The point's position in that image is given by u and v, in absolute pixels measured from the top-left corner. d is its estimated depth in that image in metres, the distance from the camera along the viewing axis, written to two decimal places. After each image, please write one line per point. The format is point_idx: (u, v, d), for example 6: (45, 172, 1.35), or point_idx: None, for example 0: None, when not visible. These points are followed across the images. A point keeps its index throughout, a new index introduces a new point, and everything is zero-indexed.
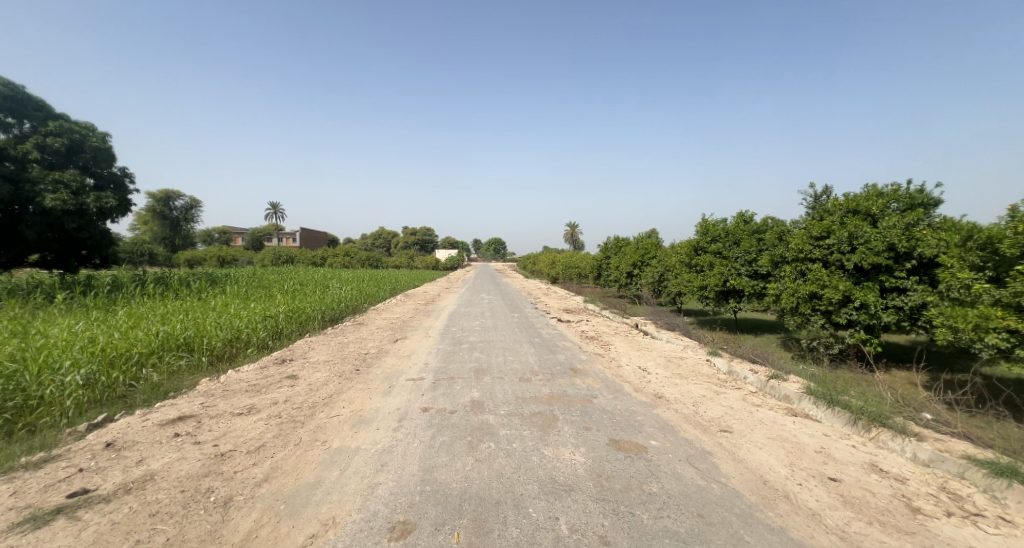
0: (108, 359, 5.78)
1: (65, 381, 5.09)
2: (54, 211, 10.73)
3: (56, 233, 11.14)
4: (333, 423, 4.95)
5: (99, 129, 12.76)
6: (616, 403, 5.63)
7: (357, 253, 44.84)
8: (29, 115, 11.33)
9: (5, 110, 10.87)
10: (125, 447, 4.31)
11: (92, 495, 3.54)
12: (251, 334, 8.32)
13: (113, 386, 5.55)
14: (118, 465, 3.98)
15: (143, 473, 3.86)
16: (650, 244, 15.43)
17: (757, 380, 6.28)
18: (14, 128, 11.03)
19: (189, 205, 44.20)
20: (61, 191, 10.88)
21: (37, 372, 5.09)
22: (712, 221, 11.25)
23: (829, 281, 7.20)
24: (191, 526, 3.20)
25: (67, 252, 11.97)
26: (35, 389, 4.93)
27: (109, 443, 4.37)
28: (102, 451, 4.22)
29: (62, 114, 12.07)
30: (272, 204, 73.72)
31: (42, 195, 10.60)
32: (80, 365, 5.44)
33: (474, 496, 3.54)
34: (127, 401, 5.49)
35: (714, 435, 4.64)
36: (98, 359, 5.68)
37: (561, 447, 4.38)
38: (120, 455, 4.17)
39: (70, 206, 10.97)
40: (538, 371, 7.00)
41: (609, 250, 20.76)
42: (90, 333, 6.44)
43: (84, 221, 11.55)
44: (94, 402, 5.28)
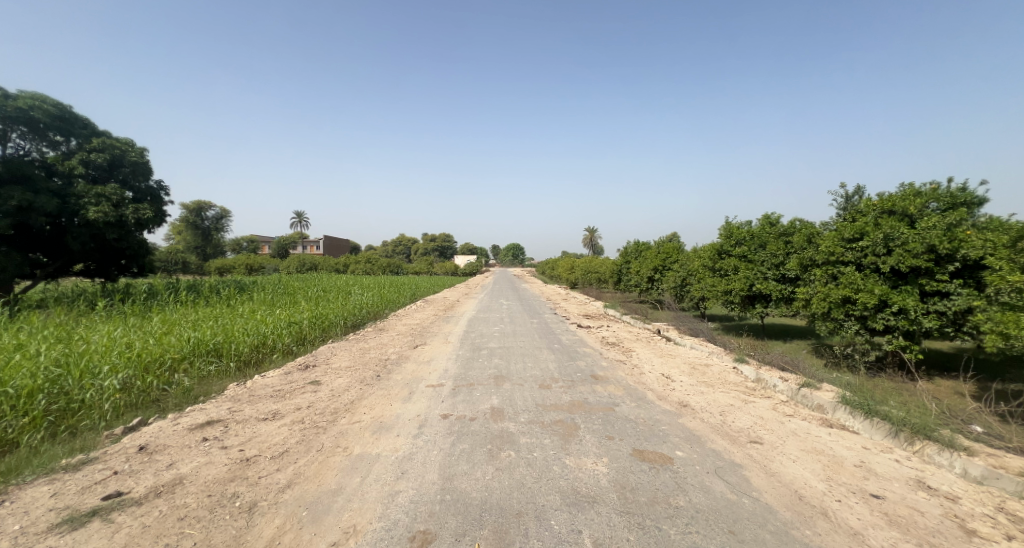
0: (143, 365, 5.96)
1: (104, 385, 5.23)
2: (96, 222, 11.13)
3: (97, 244, 11.57)
4: (354, 429, 4.94)
5: (137, 145, 13.25)
6: (639, 412, 5.48)
7: (378, 260, 45.50)
8: (76, 132, 11.79)
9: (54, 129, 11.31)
10: (156, 450, 4.39)
11: (125, 498, 3.59)
12: (277, 339, 8.46)
13: (147, 390, 5.71)
14: (150, 468, 4.04)
15: (173, 476, 3.92)
16: (671, 248, 15.21)
17: (787, 388, 6.04)
18: (62, 146, 11.46)
19: (218, 215, 45.36)
20: (103, 203, 11.29)
21: (78, 377, 5.25)
22: (736, 223, 10.96)
23: (864, 285, 6.93)
24: (218, 531, 3.22)
25: (107, 261, 12.43)
26: (76, 392, 5.07)
27: (142, 446, 4.46)
28: (135, 455, 4.30)
29: (104, 131, 12.58)
30: (296, 215, 76.03)
31: (86, 208, 11.00)
32: (118, 371, 5.60)
33: (494, 506, 3.47)
34: (160, 405, 5.63)
35: (744, 447, 4.46)
36: (134, 364, 5.85)
37: (583, 457, 4.28)
38: (152, 458, 4.24)
39: (111, 218, 11.37)
40: (558, 379, 6.90)
41: (629, 254, 20.45)
42: (126, 340, 6.60)
43: (124, 232, 11.96)
44: (130, 405, 5.43)
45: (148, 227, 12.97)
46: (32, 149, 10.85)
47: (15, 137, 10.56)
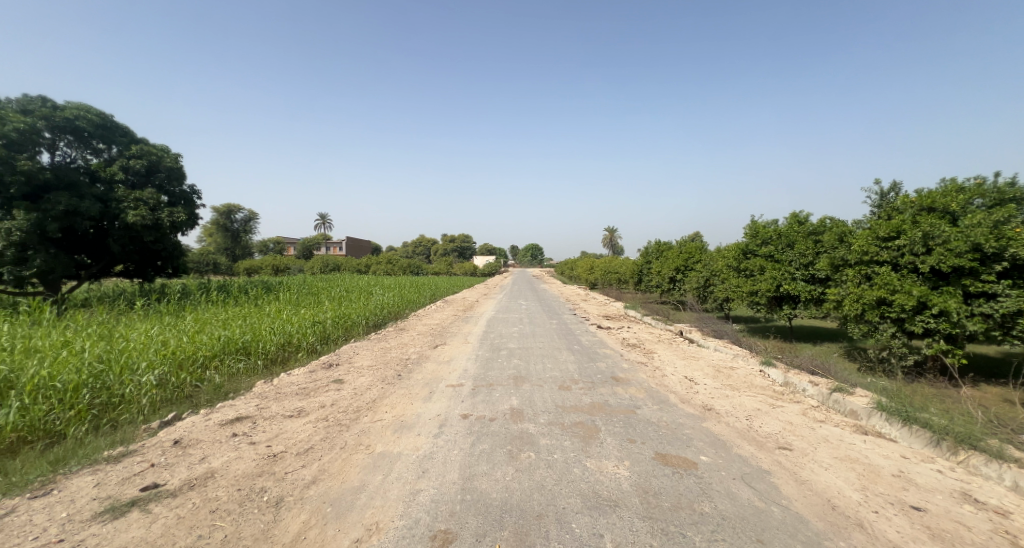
0: (177, 362, 6.13)
1: (143, 380, 5.39)
2: (135, 226, 11.53)
3: (137, 246, 11.97)
4: (376, 428, 4.97)
5: (172, 151, 13.70)
6: (662, 415, 5.38)
7: (399, 261, 46.07)
8: (116, 140, 12.25)
9: (97, 137, 11.76)
10: (190, 444, 4.50)
11: (161, 490, 3.69)
12: (302, 338, 8.62)
13: (181, 386, 5.88)
14: (184, 462, 4.14)
15: (205, 470, 4.00)
16: (693, 248, 14.94)
17: (818, 393, 5.83)
18: (104, 153, 11.92)
19: (247, 217, 46.60)
20: (141, 207, 11.70)
21: (119, 372, 5.40)
22: (762, 222, 10.65)
23: (901, 286, 6.64)
24: (247, 524, 3.27)
25: (144, 263, 12.85)
26: (117, 387, 5.23)
27: (176, 440, 4.57)
28: (171, 448, 4.42)
29: (142, 138, 13.04)
30: (320, 217, 77.73)
31: (126, 212, 11.42)
32: (154, 367, 5.78)
33: (515, 507, 3.43)
34: (193, 400, 5.79)
35: (772, 453, 4.32)
36: (169, 361, 6.02)
37: (604, 460, 4.20)
38: (186, 452, 4.35)
39: (149, 221, 11.76)
40: (578, 380, 6.83)
41: (650, 254, 20.20)
42: (162, 338, 6.79)
43: (160, 234, 12.36)
44: (165, 401, 5.60)
45: (182, 230, 13.36)
46: (77, 156, 11.30)
47: (62, 145, 11.02)
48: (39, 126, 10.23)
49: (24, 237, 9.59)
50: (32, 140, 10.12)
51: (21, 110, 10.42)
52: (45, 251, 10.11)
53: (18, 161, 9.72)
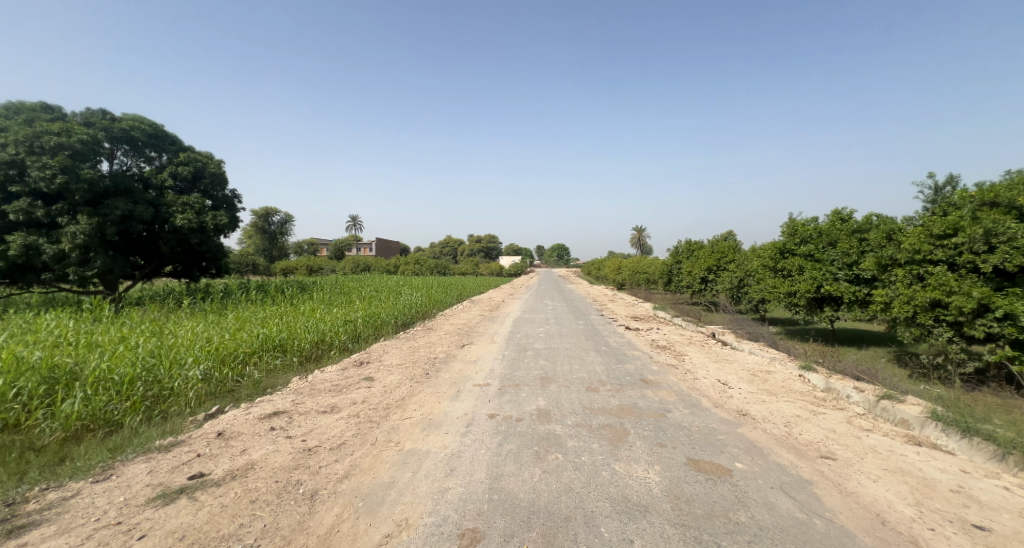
0: (220, 357, 6.35)
1: (190, 375, 5.61)
2: (183, 229, 12.05)
3: (184, 248, 12.48)
4: (405, 425, 4.99)
5: (216, 157, 14.26)
6: (694, 419, 5.20)
7: (426, 261, 46.67)
8: (166, 148, 12.85)
9: (149, 145, 12.36)
10: (232, 437, 4.63)
11: (206, 479, 3.80)
12: (334, 336, 8.80)
13: (224, 381, 6.09)
14: (227, 453, 4.27)
15: (246, 461, 4.11)
16: (727, 247, 14.48)
17: (863, 400, 5.51)
18: (155, 160, 12.52)
19: (285, 220, 48.11)
20: (189, 211, 12.23)
21: (168, 367, 5.63)
22: (800, 220, 10.20)
23: (959, 287, 6.21)
24: (284, 515, 3.33)
25: (191, 264, 13.38)
26: (167, 381, 5.45)
27: (219, 432, 4.72)
28: (214, 439, 4.56)
29: (189, 146, 13.64)
30: (352, 219, 79.76)
31: (175, 216, 11.95)
32: (200, 362, 5.99)
33: (543, 508, 3.37)
34: (234, 394, 5.99)
35: (814, 462, 4.10)
36: (213, 357, 6.24)
37: (633, 464, 4.08)
38: (228, 444, 4.48)
39: (195, 224, 12.28)
40: (606, 381, 6.69)
41: (680, 254, 19.74)
42: (207, 335, 7.03)
43: (205, 237, 12.86)
44: (210, 394, 5.81)
45: (225, 233, 13.89)
46: (132, 165, 11.90)
47: (119, 155, 11.65)
48: (100, 137, 10.82)
49: (86, 240, 10.04)
50: (94, 149, 10.69)
51: (83, 122, 11.09)
52: (104, 253, 10.55)
53: (82, 170, 10.21)
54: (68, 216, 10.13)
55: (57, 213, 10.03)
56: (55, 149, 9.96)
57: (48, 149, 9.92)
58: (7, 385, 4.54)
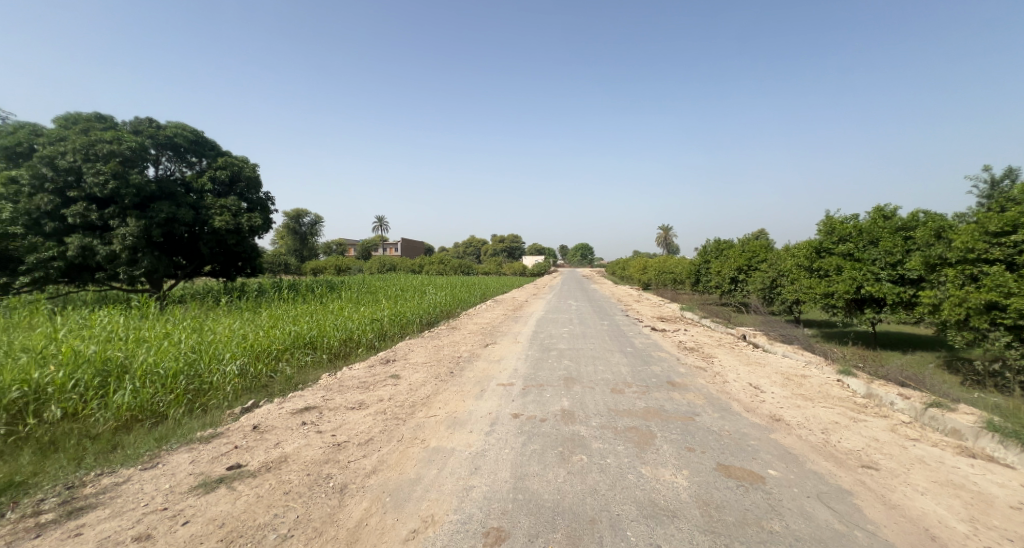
0: (255, 353, 6.52)
1: (227, 370, 5.78)
2: (221, 230, 12.47)
3: (222, 249, 12.89)
4: (430, 423, 5.00)
5: (251, 161, 14.72)
6: (724, 423, 5.03)
7: (450, 261, 46.99)
8: (206, 153, 13.37)
9: (190, 151, 12.88)
10: (266, 430, 4.73)
11: (243, 470, 3.89)
12: (362, 335, 8.93)
13: (258, 377, 6.25)
14: (262, 445, 4.36)
15: (280, 454, 4.18)
16: (758, 246, 14.02)
17: (909, 407, 5.21)
18: (196, 165, 13.03)
19: (314, 220, 49.28)
20: (226, 214, 12.66)
21: (208, 361, 5.80)
22: (838, 217, 9.75)
23: (1018, 288, 5.82)
24: (315, 507, 3.36)
25: (228, 263, 13.76)
26: (207, 375, 5.62)
27: (255, 425, 4.82)
28: (250, 432, 4.67)
29: (226, 151, 14.13)
30: (379, 220, 81.10)
31: (213, 219, 12.38)
32: (237, 357, 6.16)
33: (568, 510, 3.30)
34: (268, 389, 6.14)
35: (854, 471, 3.89)
36: (249, 352, 6.41)
37: (660, 468, 3.96)
38: (263, 436, 4.57)
39: (232, 225, 12.69)
40: (631, 383, 6.55)
41: (708, 254, 19.26)
42: (242, 331, 7.23)
43: (242, 238, 13.24)
44: (245, 389, 5.97)
45: (260, 234, 14.26)
46: (175, 170, 12.45)
47: (164, 161, 12.21)
48: (147, 144, 11.36)
49: (135, 241, 10.53)
50: (141, 156, 11.22)
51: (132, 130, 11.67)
52: (150, 254, 11.00)
53: (131, 176, 10.73)
54: (119, 219, 10.61)
55: (109, 217, 10.50)
56: (108, 156, 10.48)
57: (102, 156, 10.43)
58: (65, 376, 4.72)
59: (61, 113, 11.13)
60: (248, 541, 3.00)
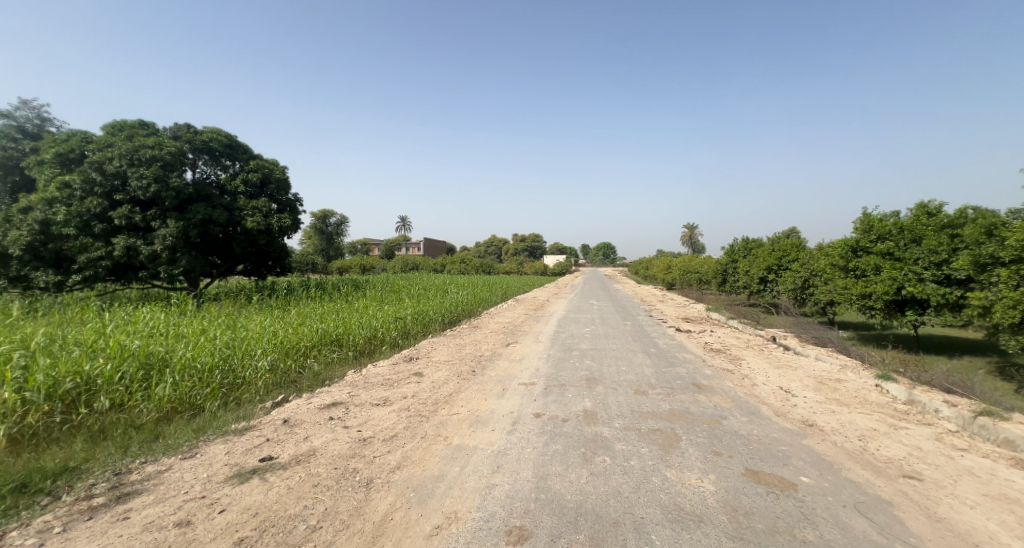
0: (285, 350, 6.65)
1: (259, 365, 5.91)
2: (253, 231, 12.78)
3: (253, 249, 13.20)
4: (453, 421, 4.98)
5: (281, 164, 15.07)
6: (753, 427, 4.85)
7: (472, 260, 47.23)
8: (239, 157, 13.80)
9: (225, 155, 13.34)
10: (296, 424, 4.81)
11: (274, 462, 3.95)
12: (385, 333, 9.02)
13: (287, 372, 6.37)
14: (292, 439, 4.43)
15: (309, 448, 4.24)
16: (789, 245, 13.54)
17: (955, 415, 4.92)
18: (229, 168, 13.46)
19: (339, 220, 50.20)
20: (257, 215, 12.98)
21: (241, 357, 5.94)
22: (876, 214, 9.31)
23: None
24: (342, 500, 3.38)
25: (259, 263, 14.10)
26: (240, 370, 5.76)
27: (285, 419, 4.91)
28: (281, 426, 4.75)
29: (258, 155, 14.53)
30: (402, 220, 82.26)
31: (245, 219, 12.71)
32: (267, 353, 6.29)
33: (590, 511, 3.22)
34: (297, 384, 6.26)
35: (895, 481, 3.69)
36: (279, 349, 6.55)
37: (685, 471, 3.83)
38: (293, 430, 4.64)
39: (263, 226, 12.98)
40: (655, 385, 6.39)
41: (736, 253, 18.75)
42: (273, 328, 7.39)
43: (272, 238, 13.49)
44: (276, 384, 6.10)
45: (289, 234, 14.56)
46: (210, 173, 12.91)
47: (200, 165, 12.69)
48: (185, 149, 11.84)
49: (174, 241, 10.91)
50: (180, 160, 11.68)
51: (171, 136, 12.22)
52: (188, 254, 11.35)
53: (171, 179, 11.17)
54: (159, 220, 11.02)
55: (151, 218, 10.93)
56: (150, 161, 10.97)
57: (145, 161, 10.94)
58: (112, 368, 4.87)
59: (109, 121, 11.78)
60: (279, 531, 3.03)
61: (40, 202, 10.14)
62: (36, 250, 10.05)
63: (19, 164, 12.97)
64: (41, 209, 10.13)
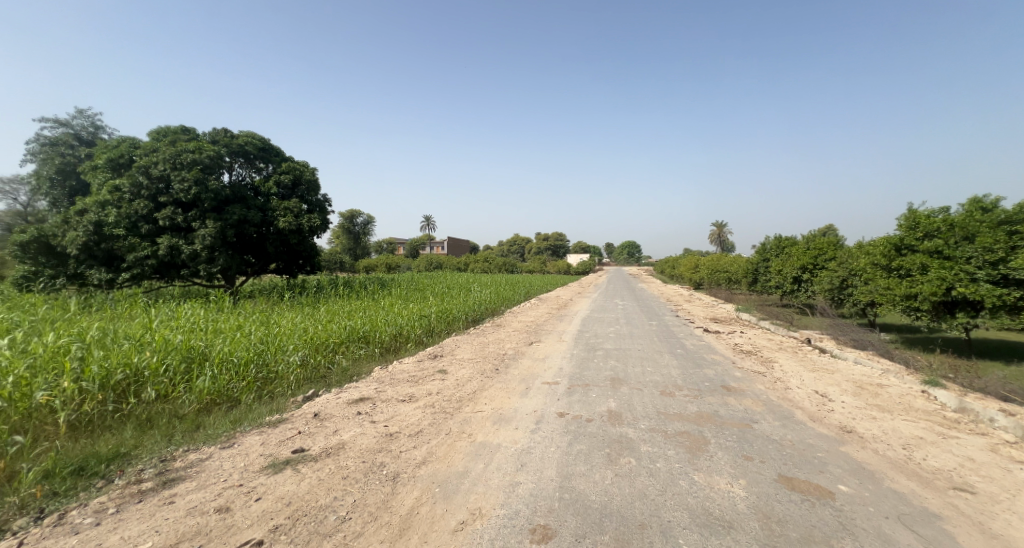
0: (315, 345, 6.76)
1: (291, 360, 6.03)
2: (286, 231, 13.06)
3: (285, 248, 13.49)
4: (477, 418, 4.95)
5: (311, 166, 15.36)
6: (786, 432, 4.64)
7: (495, 259, 47.35)
8: (272, 159, 14.15)
9: (259, 158, 13.70)
10: (326, 418, 4.87)
11: (306, 454, 4.00)
12: (411, 330, 9.09)
13: (317, 367, 6.49)
14: (322, 432, 4.48)
15: (338, 441, 4.27)
16: (826, 243, 12.98)
17: (1012, 425, 4.59)
18: (263, 170, 13.81)
19: (366, 220, 51.10)
20: (290, 215, 13.25)
21: (274, 352, 6.06)
22: (923, 210, 8.80)
23: None
24: (370, 493, 3.39)
25: (291, 262, 14.41)
26: (273, 364, 5.88)
27: (316, 413, 4.98)
28: (312, 419, 4.81)
29: (289, 158, 14.86)
30: (425, 220, 83.25)
31: (278, 220, 13.00)
32: (299, 349, 6.41)
33: (615, 513, 3.13)
34: (326, 379, 6.37)
35: (944, 493, 3.45)
36: (309, 344, 6.66)
37: (714, 476, 3.68)
38: (323, 424, 4.70)
39: (295, 226, 13.24)
40: (682, 386, 6.21)
41: (768, 251, 18.13)
42: (303, 325, 7.54)
43: (303, 238, 13.74)
44: (307, 379, 6.21)
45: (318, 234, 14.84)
46: (246, 175, 13.29)
47: (236, 167, 13.08)
48: (222, 152, 12.22)
49: (213, 241, 11.26)
50: (218, 163, 12.06)
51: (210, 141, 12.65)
52: (226, 253, 11.70)
53: (210, 182, 11.54)
54: (199, 221, 11.40)
55: (192, 220, 11.34)
56: (191, 165, 11.38)
57: (186, 165, 11.36)
58: (158, 360, 5.00)
59: (154, 128, 12.31)
60: (311, 521, 3.05)
61: (94, 205, 10.75)
62: (90, 249, 10.58)
63: (76, 169, 13.66)
64: (94, 211, 10.72)
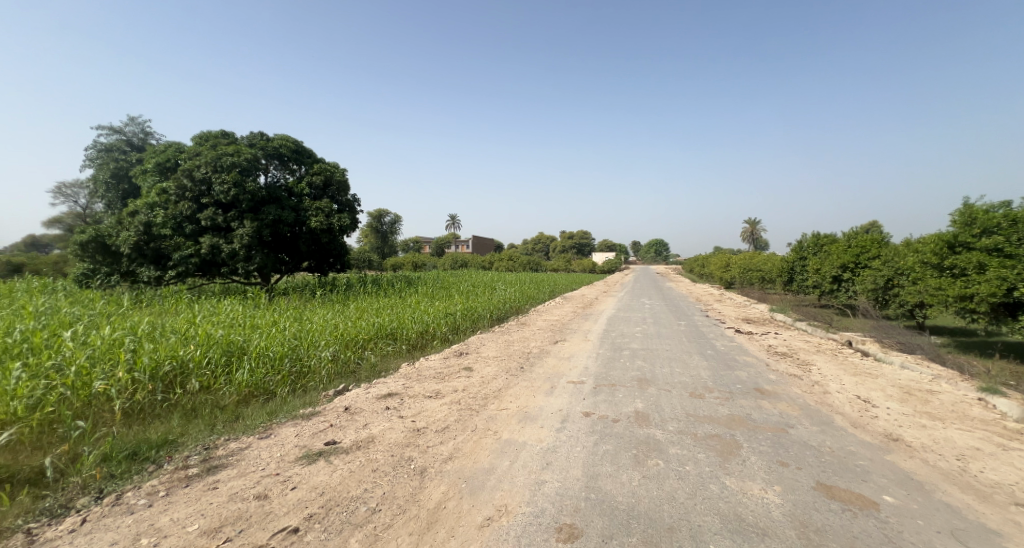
0: (346, 342, 6.85)
1: (323, 355, 6.13)
2: (317, 230, 13.32)
3: (317, 247, 13.77)
4: (502, 416, 4.89)
5: (342, 167, 15.61)
6: (825, 438, 4.39)
7: (520, 257, 47.28)
8: (304, 160, 14.45)
9: (292, 159, 14.01)
10: (356, 412, 4.91)
11: (338, 446, 4.03)
12: (437, 328, 9.12)
13: (348, 362, 6.57)
14: (352, 425, 4.51)
15: (368, 435, 4.29)
16: (870, 241, 12.32)
17: None
18: (296, 171, 14.12)
19: (393, 220, 51.91)
20: (321, 215, 13.50)
21: (307, 347, 6.17)
22: (980, 205, 8.21)
23: None
24: (399, 486, 3.38)
25: (322, 260, 14.70)
26: (306, 359, 5.99)
27: (346, 407, 5.02)
28: (342, 413, 4.86)
29: (321, 159, 15.13)
30: (451, 220, 83.99)
31: (310, 219, 13.26)
32: (330, 345, 6.50)
33: (644, 515, 3.00)
34: (356, 374, 6.45)
35: (1006, 509, 3.17)
36: (340, 341, 6.75)
37: (747, 481, 3.50)
38: (353, 417, 4.74)
39: (326, 225, 13.49)
40: (713, 388, 5.99)
41: (805, 250, 17.38)
42: (334, 321, 7.65)
43: (333, 237, 13.99)
44: (338, 373, 6.30)
45: (348, 233, 15.09)
46: (280, 176, 13.63)
47: (271, 169, 13.41)
48: (258, 155, 12.54)
49: (250, 240, 11.61)
50: (255, 165, 12.37)
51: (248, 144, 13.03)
52: (262, 252, 12.04)
53: (248, 183, 11.84)
54: (237, 221, 11.76)
55: (231, 220, 11.73)
56: (230, 167, 11.73)
57: (226, 167, 11.66)
58: (201, 354, 5.15)
59: (197, 133, 12.78)
60: (342, 511, 3.05)
61: (144, 207, 11.33)
62: (140, 248, 11.13)
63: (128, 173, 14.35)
64: (145, 212, 11.30)
